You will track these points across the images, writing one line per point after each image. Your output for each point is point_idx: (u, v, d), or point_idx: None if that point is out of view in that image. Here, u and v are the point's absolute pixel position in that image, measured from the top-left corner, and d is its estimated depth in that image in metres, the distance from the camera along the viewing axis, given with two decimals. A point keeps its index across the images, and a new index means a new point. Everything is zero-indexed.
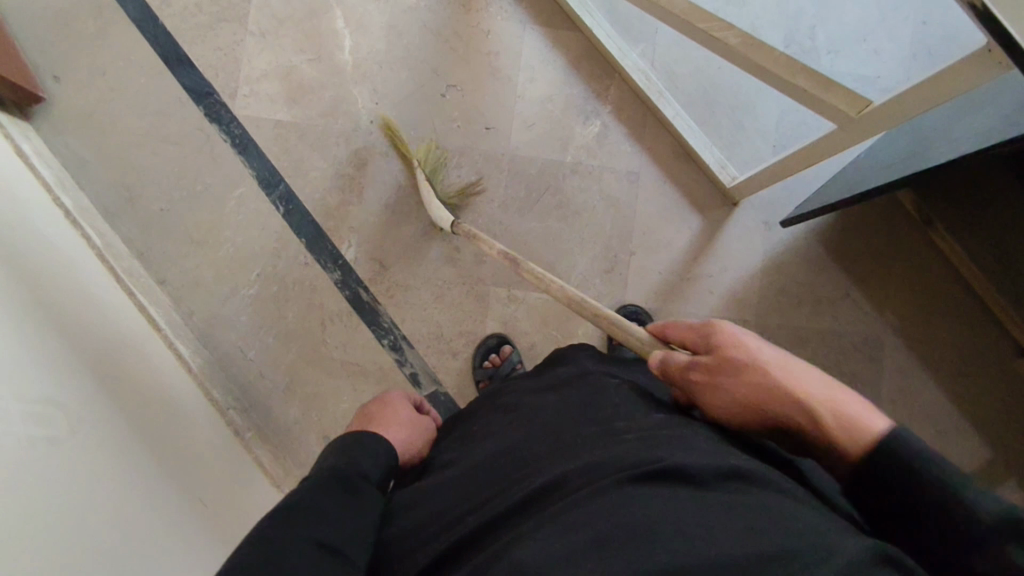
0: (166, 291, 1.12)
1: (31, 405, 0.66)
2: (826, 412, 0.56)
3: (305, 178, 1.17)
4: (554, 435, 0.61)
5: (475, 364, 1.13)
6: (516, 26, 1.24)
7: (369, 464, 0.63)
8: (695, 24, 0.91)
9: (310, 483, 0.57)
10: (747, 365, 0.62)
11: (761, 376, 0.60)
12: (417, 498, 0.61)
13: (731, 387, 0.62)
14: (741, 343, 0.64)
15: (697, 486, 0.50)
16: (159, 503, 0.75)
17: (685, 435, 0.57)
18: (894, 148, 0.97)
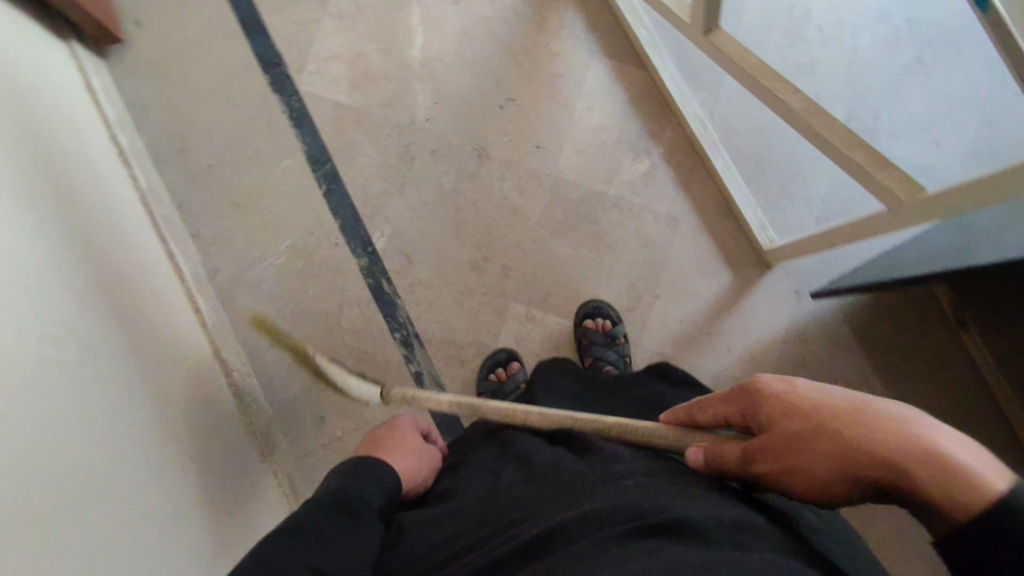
0: (197, 245, 1.14)
1: (49, 327, 0.68)
2: (921, 475, 0.45)
3: (352, 162, 1.19)
4: (557, 476, 0.62)
5: (481, 376, 1.13)
6: (585, 53, 1.25)
7: (372, 492, 0.65)
8: (762, 82, 0.91)
9: (310, 506, 0.60)
10: (802, 434, 0.53)
11: (824, 444, 0.51)
12: (417, 528, 0.62)
13: (791, 466, 0.53)
14: (783, 403, 0.55)
15: (703, 536, 0.50)
16: (149, 446, 0.76)
17: (687, 488, 0.57)
18: (937, 239, 0.96)
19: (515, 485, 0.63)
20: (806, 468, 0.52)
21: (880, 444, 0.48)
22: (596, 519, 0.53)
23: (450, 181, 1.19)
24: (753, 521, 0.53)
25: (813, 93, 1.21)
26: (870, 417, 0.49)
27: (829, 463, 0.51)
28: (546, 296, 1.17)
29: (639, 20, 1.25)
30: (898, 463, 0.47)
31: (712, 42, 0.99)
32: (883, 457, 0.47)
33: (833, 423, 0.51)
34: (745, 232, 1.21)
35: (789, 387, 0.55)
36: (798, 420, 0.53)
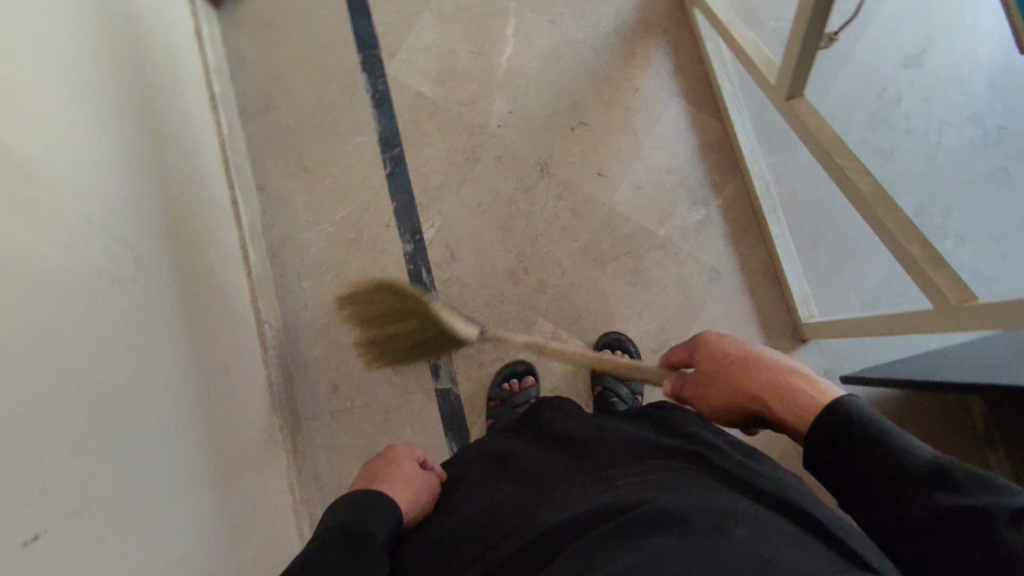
0: (260, 198, 1.20)
1: (111, 240, 0.73)
2: (779, 397, 0.60)
3: (420, 150, 1.23)
4: (546, 488, 0.64)
5: (493, 383, 1.15)
6: (665, 94, 1.27)
7: (377, 523, 0.66)
8: (833, 155, 0.91)
9: (318, 542, 0.62)
10: (713, 373, 0.70)
11: (728, 375, 0.67)
12: (427, 554, 0.65)
13: (712, 392, 0.70)
14: (711, 349, 0.71)
15: (689, 528, 0.51)
16: (174, 370, 0.80)
17: (671, 476, 0.59)
18: (979, 353, 0.93)
19: (508, 499, 0.65)
20: (720, 394, 0.68)
21: (764, 376, 0.63)
22: (580, 528, 0.54)
23: (508, 188, 1.22)
24: (747, 509, 0.54)
25: (885, 180, 1.19)
26: (764, 361, 0.65)
27: (731, 390, 0.67)
28: (576, 320, 1.19)
29: (727, 72, 1.25)
30: (770, 389, 0.62)
31: (792, 107, 0.99)
32: (762, 386, 0.63)
33: (739, 362, 0.67)
34: (787, 300, 1.19)
35: (721, 339, 0.71)
36: (718, 361, 0.69)
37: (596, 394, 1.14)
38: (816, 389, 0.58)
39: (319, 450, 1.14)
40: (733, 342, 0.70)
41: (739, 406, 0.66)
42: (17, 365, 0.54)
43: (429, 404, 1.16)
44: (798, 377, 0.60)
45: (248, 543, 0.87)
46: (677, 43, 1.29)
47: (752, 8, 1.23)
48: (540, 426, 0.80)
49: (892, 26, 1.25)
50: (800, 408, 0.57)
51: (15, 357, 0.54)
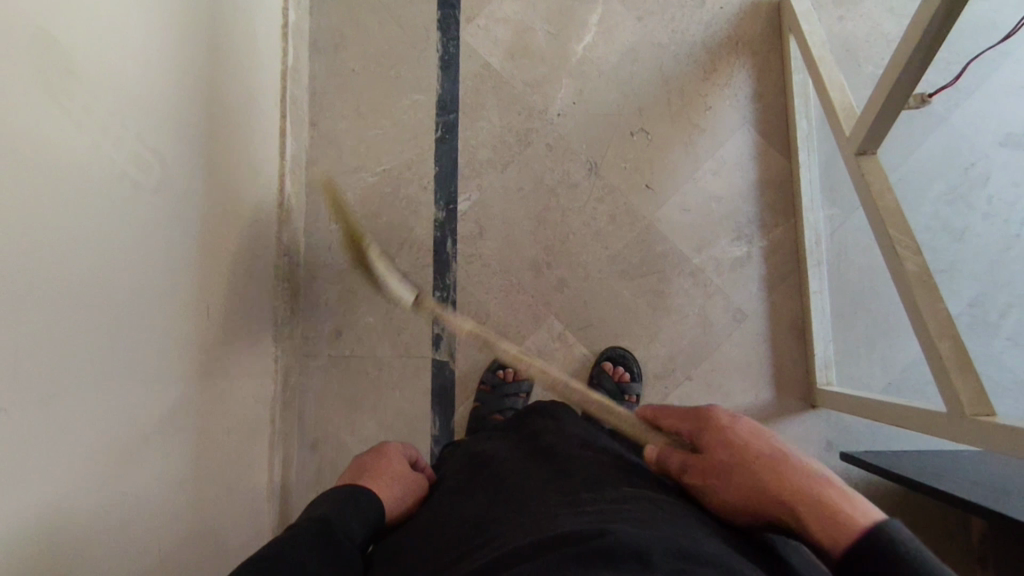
0: (311, 134, 1.22)
1: (142, 148, 0.75)
2: (808, 506, 0.52)
3: (474, 121, 1.22)
4: (511, 504, 0.64)
5: (489, 368, 1.16)
6: (737, 119, 1.21)
7: (357, 525, 0.64)
8: (887, 227, 0.85)
9: (294, 532, 0.59)
10: (728, 466, 0.60)
11: (746, 468, 0.58)
12: (398, 560, 0.63)
13: (722, 487, 0.60)
14: (730, 434, 0.63)
15: (646, 563, 0.49)
16: (179, 284, 0.83)
17: (642, 510, 0.58)
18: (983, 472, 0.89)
19: (473, 515, 0.64)
20: (726, 485, 0.60)
21: (795, 485, 0.54)
22: (537, 551, 0.53)
23: (552, 179, 1.20)
24: (717, 556, 0.51)
25: (945, 262, 1.12)
26: (793, 465, 0.56)
27: (744, 487, 0.57)
28: (586, 326, 1.17)
29: (806, 110, 1.18)
30: (800, 496, 0.53)
31: (860, 165, 0.93)
32: (792, 495, 0.54)
33: (761, 458, 0.58)
34: (807, 360, 1.14)
35: (743, 427, 0.62)
36: (735, 450, 0.61)
37: None
38: (855, 508, 0.50)
39: (310, 388, 1.17)
40: (754, 433, 0.62)
41: (751, 509, 0.57)
42: (28, 256, 0.56)
43: (423, 373, 1.17)
44: (833, 488, 0.52)
45: (212, 463, 0.90)
46: (763, 70, 1.22)
47: (851, 49, 1.15)
48: (521, 437, 0.80)
49: (996, 99, 1.15)
50: (837, 525, 0.49)
51: (31, 247, 0.57)
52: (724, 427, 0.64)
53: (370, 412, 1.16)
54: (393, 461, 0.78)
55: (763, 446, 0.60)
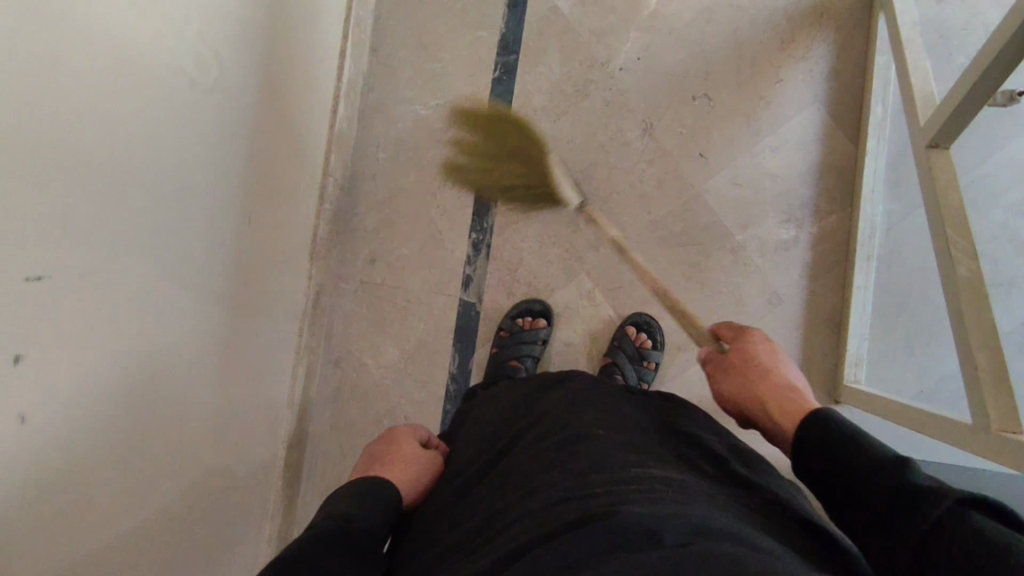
0: (371, 60, 1.24)
1: (200, 46, 0.76)
2: (777, 404, 0.68)
3: (533, 66, 1.20)
4: (517, 472, 0.63)
5: (508, 314, 1.16)
6: (807, 95, 1.15)
7: (375, 522, 0.62)
8: (945, 226, 0.81)
9: (309, 537, 0.57)
10: (740, 369, 0.76)
11: (749, 374, 0.74)
12: (417, 554, 0.61)
13: (731, 385, 0.76)
14: (746, 346, 0.78)
15: (656, 540, 0.47)
16: (224, 187, 0.85)
17: (641, 479, 0.56)
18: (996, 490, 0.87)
19: (484, 491, 0.63)
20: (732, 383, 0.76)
21: (775, 393, 0.69)
22: (547, 530, 0.52)
23: (604, 135, 1.17)
24: (733, 530, 0.49)
25: (1006, 275, 1.05)
26: (781, 376, 0.71)
27: (741, 386, 0.75)
28: (616, 288, 1.16)
29: (884, 93, 1.10)
30: (777, 398, 0.69)
31: (928, 159, 0.87)
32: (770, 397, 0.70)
33: (761, 368, 0.74)
34: (838, 355, 1.10)
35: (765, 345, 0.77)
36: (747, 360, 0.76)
37: (604, 364, 1.13)
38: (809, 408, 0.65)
39: (339, 309, 1.21)
40: (768, 349, 0.77)
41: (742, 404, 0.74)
42: (84, 134, 0.59)
43: (449, 311, 1.19)
44: (800, 396, 0.68)
45: (238, 363, 0.95)
46: (845, 46, 1.15)
47: (945, 34, 1.07)
48: (518, 398, 0.78)
49: None
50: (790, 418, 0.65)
51: (87, 125, 0.59)
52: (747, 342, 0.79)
53: (393, 340, 1.19)
54: (404, 446, 0.76)
55: (769, 360, 0.75)
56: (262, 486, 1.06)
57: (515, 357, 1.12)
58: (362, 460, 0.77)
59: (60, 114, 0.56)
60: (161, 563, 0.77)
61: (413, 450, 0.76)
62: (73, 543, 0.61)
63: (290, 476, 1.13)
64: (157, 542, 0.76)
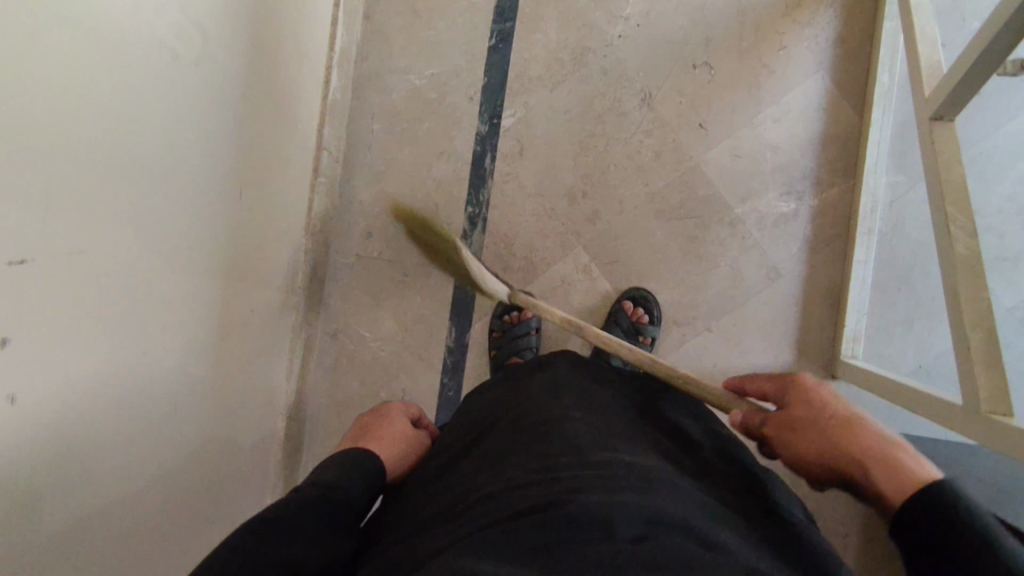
0: (364, 28, 1.21)
1: (184, 21, 0.75)
2: (871, 463, 0.53)
3: (530, 33, 1.17)
4: (493, 454, 0.65)
5: (495, 314, 1.17)
6: (812, 63, 1.11)
7: (358, 491, 0.63)
8: (945, 202, 0.79)
9: (294, 498, 0.58)
10: (803, 425, 0.61)
11: (823, 428, 0.58)
12: (392, 527, 0.63)
13: (799, 443, 0.60)
14: (804, 394, 0.63)
15: (610, 532, 0.49)
16: (214, 162, 0.85)
17: (609, 464, 0.58)
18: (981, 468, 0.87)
19: (459, 473, 0.65)
20: (799, 443, 0.61)
21: (868, 446, 0.54)
22: (508, 510, 0.53)
23: (602, 105, 1.15)
24: (688, 520, 0.51)
25: (1011, 251, 1.03)
26: (867, 429, 0.56)
27: (815, 442, 0.58)
28: (614, 262, 1.15)
29: (891, 63, 1.07)
30: (873, 457, 0.53)
31: (931, 131, 0.85)
32: (859, 452, 0.54)
33: (835, 420, 0.58)
34: (836, 331, 1.10)
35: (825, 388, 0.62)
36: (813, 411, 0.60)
37: (599, 339, 1.13)
38: (924, 472, 0.49)
39: (336, 283, 1.21)
40: (834, 396, 0.61)
41: (822, 465, 0.58)
42: (69, 117, 0.59)
43: (445, 284, 1.19)
44: (898, 449, 0.53)
45: (234, 339, 0.96)
46: (853, 11, 1.11)
47: None
48: (502, 387, 0.79)
49: None
50: (898, 483, 0.49)
51: (72, 106, 0.59)
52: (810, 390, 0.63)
53: (390, 313, 1.20)
54: (395, 423, 0.77)
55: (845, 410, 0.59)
56: (261, 457, 1.08)
57: (514, 353, 1.12)
58: (352, 431, 0.78)
59: (45, 99, 0.56)
60: (160, 533, 0.79)
61: (403, 428, 0.78)
62: (69, 513, 0.63)
63: (289, 447, 1.15)
64: (155, 511, 0.78)
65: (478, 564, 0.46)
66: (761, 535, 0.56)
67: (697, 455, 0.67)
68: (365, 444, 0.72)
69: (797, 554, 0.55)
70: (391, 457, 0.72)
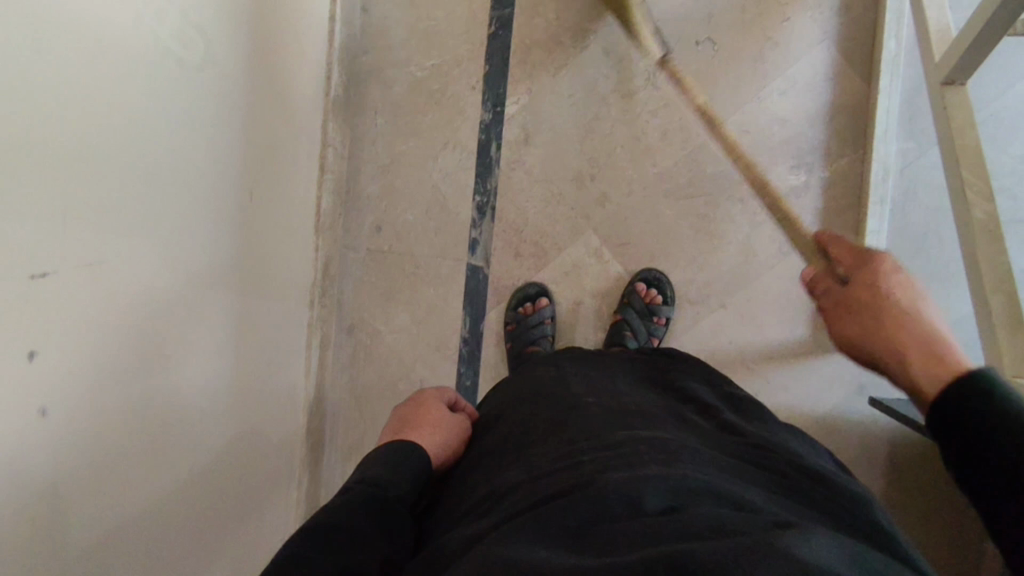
0: (362, 21, 1.20)
1: (185, 24, 0.75)
2: (920, 362, 0.50)
3: (529, 18, 1.16)
4: (521, 445, 0.65)
5: (510, 306, 1.16)
6: (816, 33, 1.10)
7: (403, 487, 0.62)
8: (960, 167, 0.78)
9: (340, 501, 0.57)
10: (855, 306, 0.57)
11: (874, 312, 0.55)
12: (442, 518, 0.62)
13: (847, 322, 0.57)
14: (869, 274, 0.58)
15: (637, 506, 0.49)
16: (222, 164, 0.85)
17: (632, 442, 0.58)
18: None
19: (488, 463, 0.66)
20: (851, 320, 0.57)
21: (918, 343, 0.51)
22: (537, 495, 0.54)
23: (606, 87, 1.14)
24: (712, 486, 0.51)
25: None
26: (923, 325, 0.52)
27: (867, 328, 0.55)
28: (624, 244, 1.15)
29: (897, 28, 1.05)
30: (920, 356, 0.50)
31: (943, 96, 0.84)
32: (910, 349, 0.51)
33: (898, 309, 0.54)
34: None
35: (892, 268, 0.57)
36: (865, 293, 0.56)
37: (615, 320, 1.13)
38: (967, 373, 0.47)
39: (347, 278, 1.22)
40: (904, 281, 0.56)
41: (868, 352, 0.55)
42: (79, 129, 0.59)
43: (456, 275, 1.19)
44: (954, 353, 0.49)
45: (252, 338, 0.96)
46: None
47: None
48: (527, 378, 0.79)
49: None
50: (936, 378, 0.48)
51: (80, 118, 0.59)
52: (870, 268, 0.59)
53: (403, 306, 1.20)
54: (433, 408, 0.75)
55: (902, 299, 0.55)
56: (285, 453, 1.09)
57: (529, 344, 1.12)
58: (390, 422, 0.76)
59: (56, 111, 0.56)
60: (193, 534, 0.80)
61: (442, 414, 0.75)
62: (102, 520, 0.64)
63: (312, 442, 1.17)
64: (187, 513, 0.79)
65: (514, 550, 0.47)
66: (790, 485, 0.56)
67: (716, 419, 0.67)
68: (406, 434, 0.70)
69: (825, 499, 0.55)
70: (435, 449, 0.70)
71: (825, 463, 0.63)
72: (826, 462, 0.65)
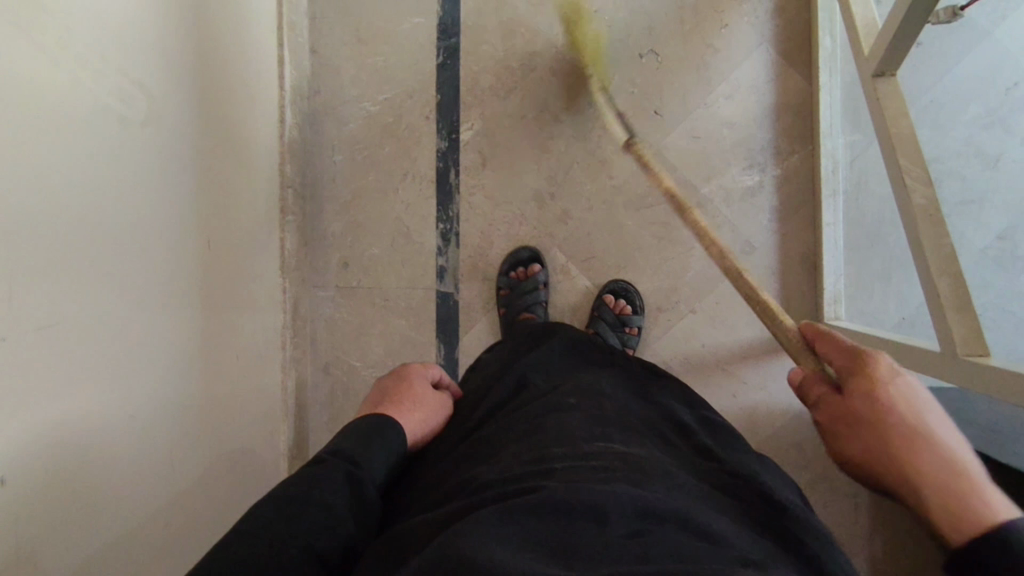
0: (312, 63, 1.22)
1: (126, 80, 0.75)
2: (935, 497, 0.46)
3: (475, 46, 1.18)
4: (483, 447, 0.64)
5: (501, 271, 1.15)
6: (754, 36, 1.13)
7: (380, 462, 0.61)
8: (898, 155, 0.80)
9: (309, 469, 0.57)
10: (858, 423, 0.54)
11: (879, 436, 0.52)
12: (410, 510, 0.61)
13: (851, 442, 0.54)
14: (866, 384, 0.55)
15: (604, 524, 0.49)
16: (176, 214, 0.85)
17: (604, 457, 0.58)
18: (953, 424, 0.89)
19: (449, 464, 0.65)
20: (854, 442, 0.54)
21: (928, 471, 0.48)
22: (501, 497, 0.53)
23: (556, 107, 1.16)
24: (683, 511, 0.51)
25: (974, 193, 1.06)
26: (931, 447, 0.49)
27: (873, 452, 0.52)
28: (589, 258, 1.16)
29: (830, 25, 1.08)
30: (934, 490, 0.47)
31: (876, 88, 0.86)
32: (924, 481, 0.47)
33: (900, 427, 0.51)
34: (816, 294, 1.11)
35: (888, 374, 0.54)
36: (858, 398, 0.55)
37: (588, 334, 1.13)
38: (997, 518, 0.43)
39: (319, 318, 1.22)
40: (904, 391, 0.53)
41: (877, 477, 0.52)
42: (24, 193, 0.59)
43: (427, 303, 1.19)
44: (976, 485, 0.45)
45: (223, 386, 0.96)
46: None
47: None
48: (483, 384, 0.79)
49: None
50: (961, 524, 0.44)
51: (25, 181, 0.59)
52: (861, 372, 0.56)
53: (377, 340, 1.20)
54: (416, 382, 0.75)
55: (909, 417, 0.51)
56: None
57: (524, 309, 1.11)
58: (372, 393, 0.75)
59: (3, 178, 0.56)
60: None
61: (427, 390, 0.75)
62: None
63: None
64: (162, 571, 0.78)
65: (482, 546, 0.45)
66: (763, 523, 0.56)
67: (691, 440, 0.67)
68: (386, 408, 0.69)
69: (791, 530, 0.55)
70: (418, 424, 0.69)
71: (795, 496, 0.62)
72: (788, 485, 0.65)
